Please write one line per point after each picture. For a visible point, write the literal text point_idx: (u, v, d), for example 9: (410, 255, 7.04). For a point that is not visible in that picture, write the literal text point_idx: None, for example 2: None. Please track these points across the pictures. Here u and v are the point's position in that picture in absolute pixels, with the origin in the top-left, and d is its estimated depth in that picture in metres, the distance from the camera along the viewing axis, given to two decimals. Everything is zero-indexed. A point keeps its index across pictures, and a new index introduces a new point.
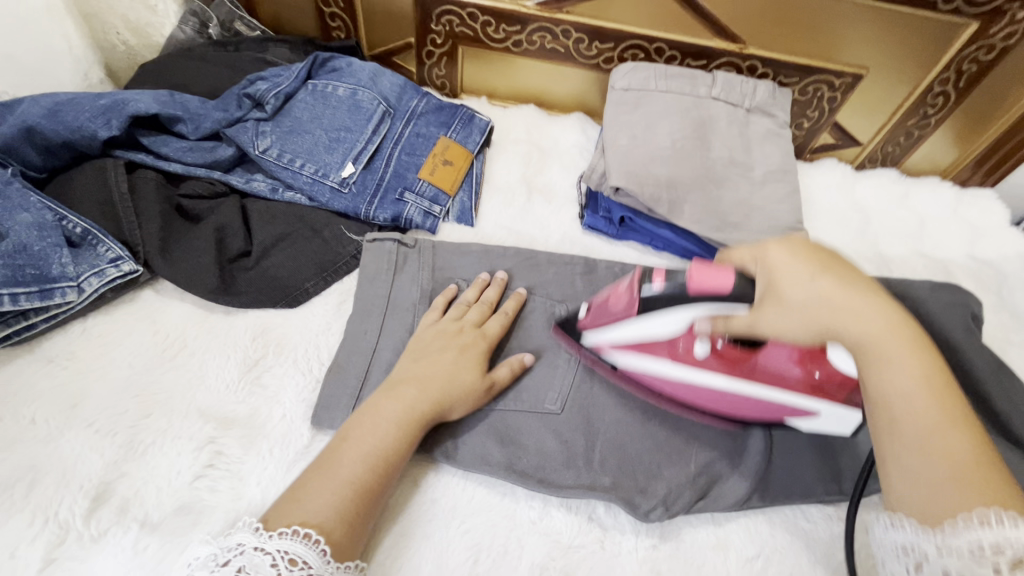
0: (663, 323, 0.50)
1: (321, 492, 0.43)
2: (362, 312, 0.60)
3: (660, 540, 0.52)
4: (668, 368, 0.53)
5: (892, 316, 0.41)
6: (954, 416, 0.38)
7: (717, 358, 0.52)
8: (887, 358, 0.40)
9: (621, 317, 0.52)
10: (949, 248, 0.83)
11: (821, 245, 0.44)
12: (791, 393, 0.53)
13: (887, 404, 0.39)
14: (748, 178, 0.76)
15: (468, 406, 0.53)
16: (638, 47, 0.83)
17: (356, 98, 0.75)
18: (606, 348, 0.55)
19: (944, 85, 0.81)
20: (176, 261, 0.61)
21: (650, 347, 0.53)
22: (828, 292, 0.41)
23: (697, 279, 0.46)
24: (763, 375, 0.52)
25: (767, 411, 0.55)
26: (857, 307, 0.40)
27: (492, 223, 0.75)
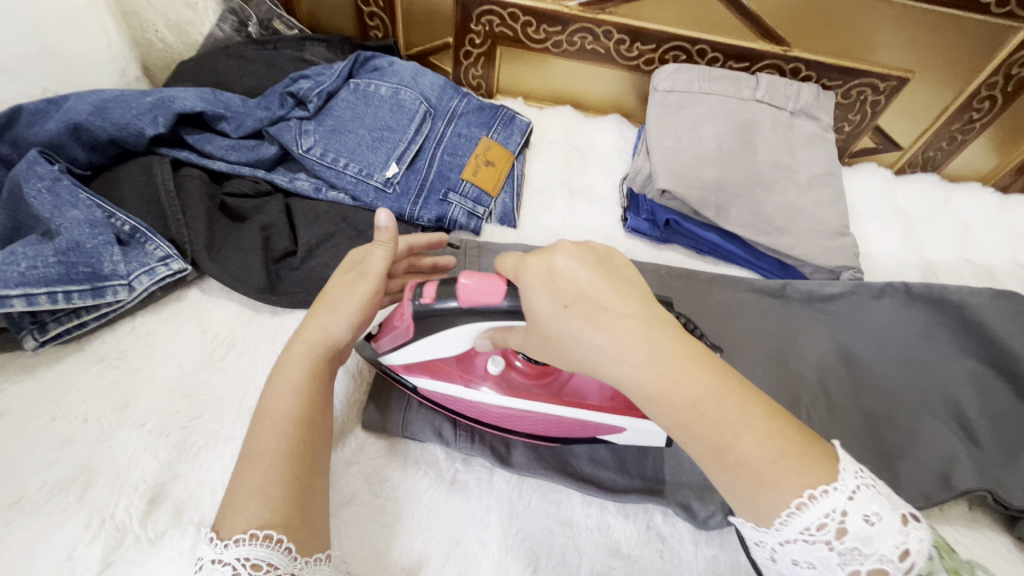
0: (446, 344, 0.46)
1: (253, 487, 0.38)
2: None
3: (721, 550, 0.50)
4: (468, 392, 0.49)
5: (652, 338, 0.36)
6: (731, 420, 0.34)
7: (515, 374, 0.50)
8: (648, 393, 0.35)
9: (400, 338, 0.47)
10: (995, 254, 0.82)
11: (588, 254, 0.40)
12: (589, 413, 0.48)
13: (682, 434, 0.35)
14: (794, 181, 0.75)
15: (352, 321, 0.47)
16: (680, 48, 0.82)
17: (398, 97, 0.75)
18: (404, 372, 0.51)
19: (991, 89, 0.80)
20: (223, 259, 0.61)
21: (443, 371, 0.50)
22: (576, 327, 0.36)
23: (468, 296, 0.42)
24: (565, 393, 0.49)
25: (571, 429, 0.50)
26: (617, 345, 0.36)
27: (534, 224, 0.74)
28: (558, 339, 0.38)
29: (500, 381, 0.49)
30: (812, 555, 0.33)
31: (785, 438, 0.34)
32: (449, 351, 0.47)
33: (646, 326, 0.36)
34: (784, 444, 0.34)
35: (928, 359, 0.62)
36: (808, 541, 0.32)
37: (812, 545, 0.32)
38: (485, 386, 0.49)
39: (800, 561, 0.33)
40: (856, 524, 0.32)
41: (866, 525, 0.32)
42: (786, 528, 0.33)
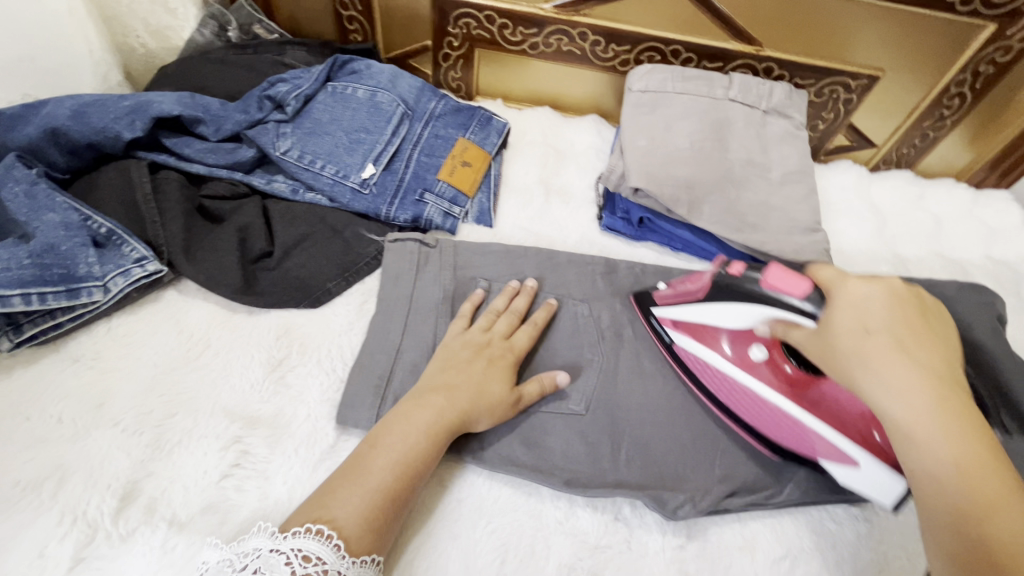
0: (727, 314, 0.53)
1: (351, 499, 0.44)
2: (384, 312, 0.60)
3: (687, 540, 0.51)
4: (722, 362, 0.57)
5: (944, 393, 0.38)
6: (999, 500, 0.35)
7: (774, 370, 0.55)
8: (918, 435, 0.37)
9: (686, 295, 0.57)
10: (966, 248, 0.83)
11: (904, 294, 0.42)
12: (833, 428, 0.51)
13: (930, 483, 0.37)
14: (766, 179, 0.76)
15: (493, 419, 0.52)
16: (655, 49, 0.84)
17: (375, 100, 0.76)
18: (670, 326, 0.60)
19: (960, 87, 0.82)
20: (200, 260, 0.61)
21: (703, 335, 0.58)
22: (872, 354, 0.40)
23: (770, 281, 0.48)
24: (824, 408, 0.53)
25: (806, 442, 0.53)
26: (886, 373, 0.39)
27: (511, 223, 0.75)
28: (839, 354, 0.42)
29: (754, 367, 0.55)
30: None
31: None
32: (721, 318, 0.55)
33: (938, 379, 0.38)
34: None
35: None
36: None
37: None
38: (727, 354, 0.57)
39: None
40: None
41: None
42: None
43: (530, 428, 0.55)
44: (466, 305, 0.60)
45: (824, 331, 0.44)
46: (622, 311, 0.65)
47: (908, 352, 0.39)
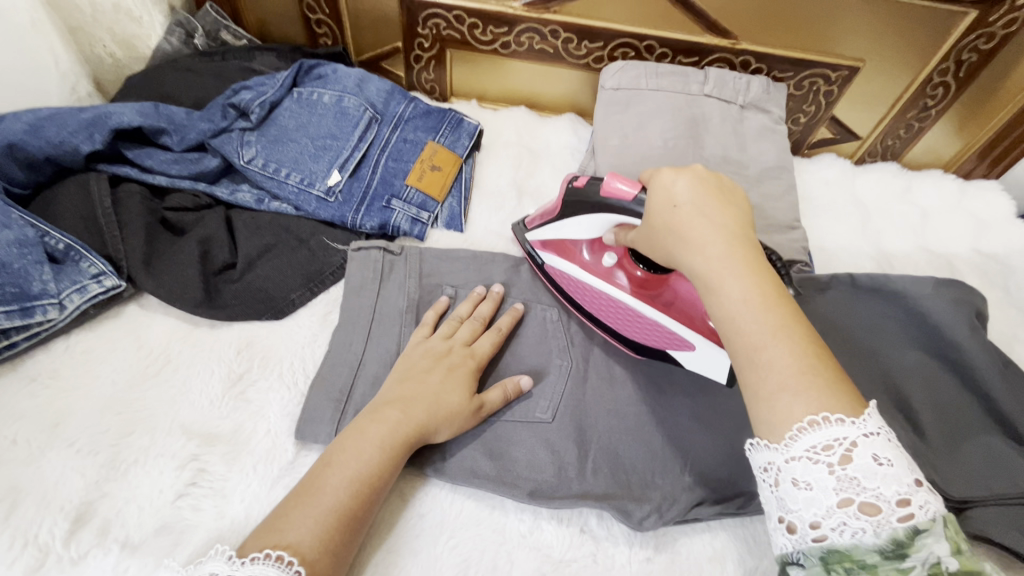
0: (584, 226, 0.58)
1: (305, 519, 0.42)
2: (348, 323, 0.59)
3: (655, 552, 0.50)
4: (583, 273, 0.61)
5: (739, 246, 0.41)
6: (777, 330, 0.37)
7: (625, 275, 0.59)
8: (721, 281, 0.40)
9: (547, 215, 0.62)
10: (953, 242, 0.81)
11: (707, 176, 0.46)
12: (674, 319, 0.56)
13: (725, 325, 0.40)
14: (743, 176, 0.74)
15: (453, 429, 0.51)
16: (629, 45, 0.82)
17: (342, 105, 0.75)
18: (540, 248, 0.64)
19: (944, 76, 0.79)
20: (160, 274, 0.60)
21: (567, 251, 0.62)
22: (677, 222, 0.43)
23: (607, 189, 0.52)
24: (672, 308, 0.57)
25: (652, 334, 0.57)
26: (685, 231, 0.43)
27: (482, 227, 0.73)
28: (658, 231, 0.45)
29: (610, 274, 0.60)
30: (812, 475, 0.34)
31: (815, 376, 0.36)
32: (575, 231, 0.59)
33: (728, 236, 0.42)
34: (810, 375, 0.36)
35: (874, 352, 0.61)
36: (812, 460, 0.34)
37: (813, 464, 0.34)
38: (589, 265, 0.61)
39: (800, 481, 0.34)
40: (863, 459, 0.33)
41: (874, 464, 0.33)
42: (792, 445, 0.34)
43: (492, 437, 0.54)
44: (430, 313, 0.60)
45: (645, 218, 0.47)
46: None
47: (708, 216, 0.43)
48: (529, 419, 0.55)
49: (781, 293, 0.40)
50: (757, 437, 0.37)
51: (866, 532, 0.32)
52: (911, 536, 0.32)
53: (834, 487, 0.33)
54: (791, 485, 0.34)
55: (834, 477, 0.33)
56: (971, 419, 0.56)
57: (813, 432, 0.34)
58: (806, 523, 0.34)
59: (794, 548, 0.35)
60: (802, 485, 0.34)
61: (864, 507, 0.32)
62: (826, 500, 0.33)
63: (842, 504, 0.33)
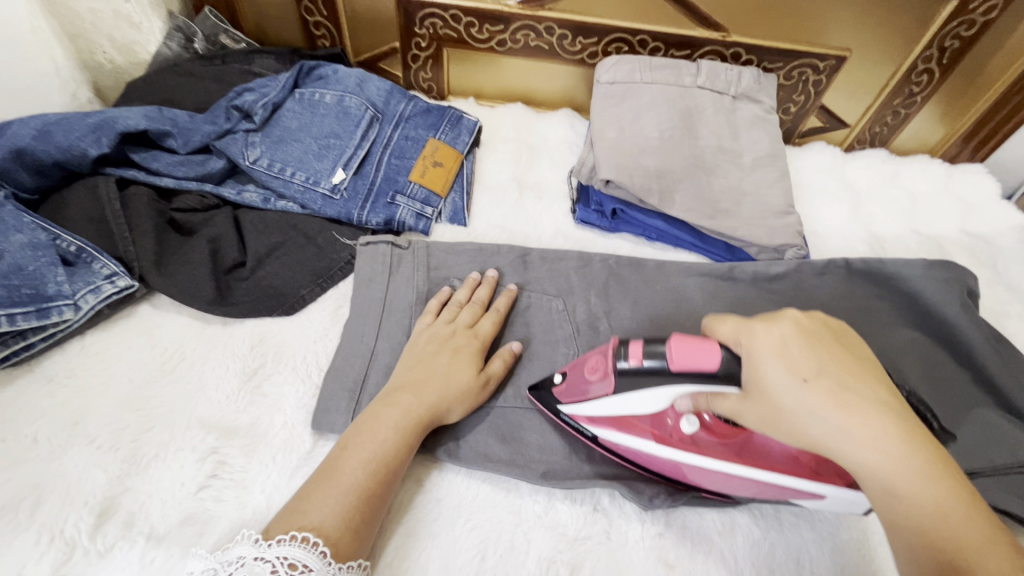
0: (647, 403, 0.46)
1: (327, 502, 0.43)
2: (358, 315, 0.61)
3: (666, 527, 0.52)
4: (656, 449, 0.49)
5: (900, 424, 0.37)
6: (973, 523, 0.35)
7: (707, 435, 0.48)
8: (898, 481, 0.36)
9: (591, 388, 0.49)
10: (942, 224, 0.83)
11: (813, 326, 0.41)
12: (788, 476, 0.46)
13: (912, 529, 0.36)
14: (737, 164, 0.76)
15: (465, 407, 0.53)
16: (622, 40, 0.83)
17: (344, 105, 0.76)
18: (587, 424, 0.52)
19: (927, 63, 0.82)
20: (171, 274, 0.61)
21: (627, 425, 0.49)
22: (828, 404, 0.37)
23: (679, 360, 0.43)
24: (763, 455, 0.48)
25: (766, 491, 0.49)
26: (850, 416, 0.37)
27: (485, 221, 0.75)
28: (789, 414, 0.38)
29: (690, 440, 0.48)
30: None
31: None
32: (636, 407, 0.47)
33: (882, 416, 0.37)
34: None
35: (870, 330, 0.63)
36: None
37: None
38: (666, 442, 0.49)
39: None
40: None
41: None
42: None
43: (503, 422, 0.56)
44: (432, 301, 0.61)
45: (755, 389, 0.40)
46: (598, 305, 0.66)
47: (854, 388, 0.38)
48: (538, 404, 0.57)
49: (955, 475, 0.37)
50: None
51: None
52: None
53: None
54: None
55: None
56: (964, 392, 0.59)
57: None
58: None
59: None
60: None
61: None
62: None
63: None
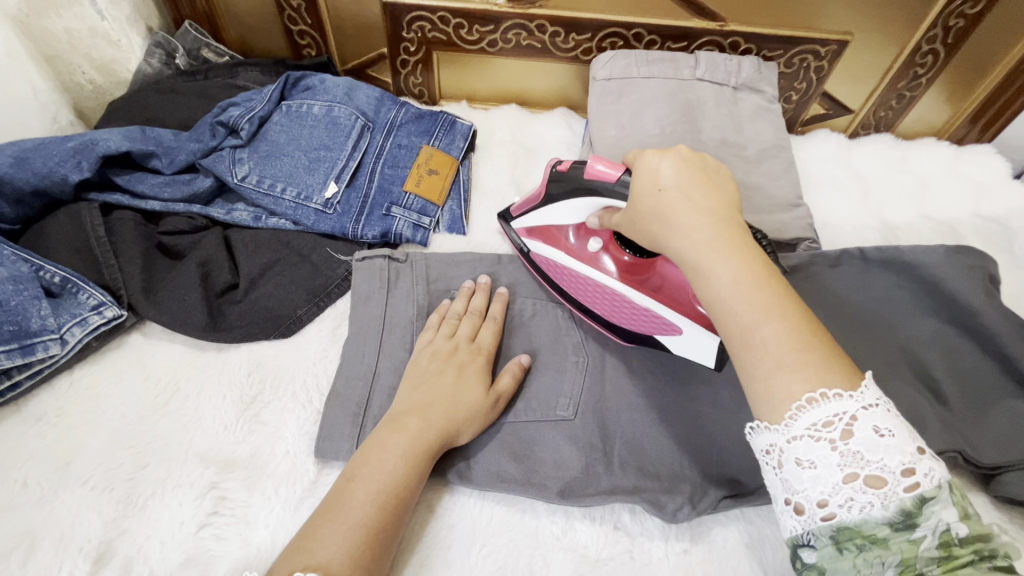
0: (568, 212, 0.58)
1: (334, 538, 0.41)
2: (358, 335, 0.58)
3: (692, 544, 0.49)
4: (569, 259, 0.61)
5: (722, 228, 0.40)
6: (767, 307, 0.36)
7: (612, 259, 0.59)
8: (705, 265, 0.39)
9: (531, 202, 0.62)
10: (954, 208, 0.81)
11: (691, 157, 0.45)
12: (662, 303, 0.55)
13: (715, 308, 0.39)
14: (742, 157, 0.74)
15: (476, 428, 0.51)
16: (617, 35, 0.81)
17: (333, 115, 0.73)
18: (525, 236, 0.64)
19: (932, 43, 0.79)
20: (161, 300, 0.59)
21: (552, 238, 0.62)
22: (663, 206, 0.42)
23: (592, 172, 0.52)
24: (662, 293, 0.56)
25: (642, 323, 0.56)
26: (673, 218, 0.41)
27: (485, 227, 0.72)
28: (645, 217, 0.44)
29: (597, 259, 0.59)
30: (816, 454, 0.33)
31: (810, 352, 0.35)
32: (562, 216, 0.59)
33: (710, 214, 0.40)
34: (809, 354, 0.35)
35: (890, 324, 0.60)
36: (814, 439, 0.33)
37: (817, 443, 0.33)
38: (575, 257, 0.61)
39: (804, 461, 0.33)
40: (864, 431, 0.32)
41: (874, 434, 0.32)
42: (793, 423, 0.34)
43: (515, 438, 0.53)
44: (432, 316, 0.59)
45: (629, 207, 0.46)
46: None
47: (694, 198, 0.41)
48: (551, 417, 0.54)
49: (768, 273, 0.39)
50: (755, 419, 0.37)
51: (873, 505, 0.32)
52: (918, 505, 0.32)
53: (839, 464, 0.32)
54: (796, 466, 0.34)
55: (838, 453, 0.33)
56: (993, 384, 0.56)
57: (806, 408, 0.33)
58: (812, 501, 0.33)
59: (804, 529, 0.34)
60: (806, 465, 0.33)
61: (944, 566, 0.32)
62: (832, 476, 0.32)
63: (847, 480, 0.32)
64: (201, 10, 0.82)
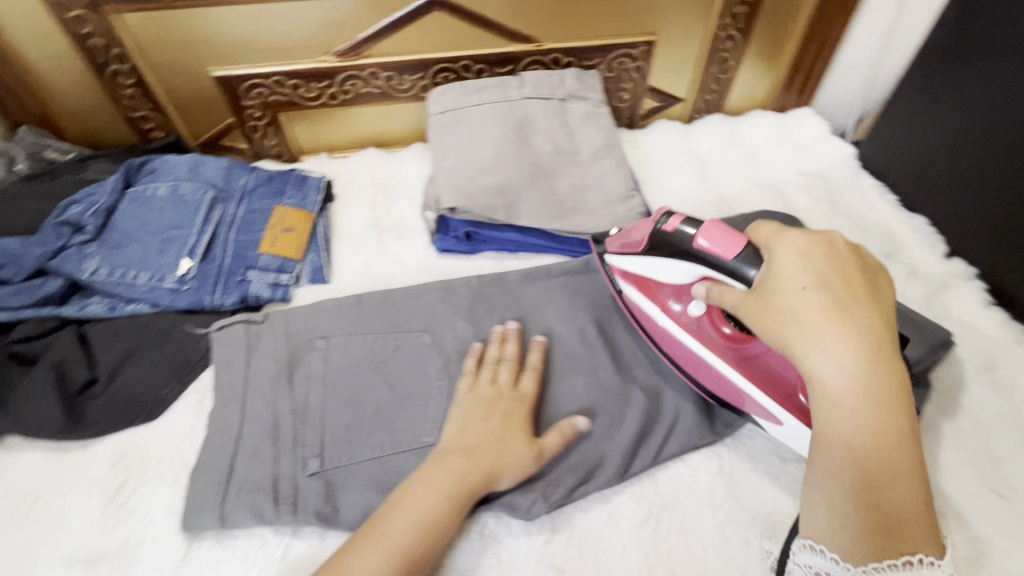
0: (666, 266, 0.57)
1: (372, 557, 0.45)
2: (221, 403, 0.60)
3: (553, 533, 0.53)
4: (663, 317, 0.61)
5: (875, 362, 0.41)
6: (900, 473, 0.39)
7: (714, 328, 0.59)
8: (847, 405, 0.40)
9: (630, 246, 0.60)
10: (781, 171, 0.89)
11: (844, 249, 0.46)
12: (763, 388, 0.55)
13: (845, 455, 0.40)
14: (576, 161, 0.80)
15: (515, 478, 0.52)
16: (448, 70, 0.86)
17: (179, 193, 0.75)
18: (620, 277, 0.65)
19: (727, 30, 0.88)
20: (15, 411, 0.59)
21: (650, 290, 0.62)
22: (813, 319, 0.42)
23: (708, 240, 0.52)
24: (755, 368, 0.56)
25: (733, 395, 0.57)
26: (821, 327, 0.42)
27: (348, 273, 0.75)
28: (775, 312, 0.44)
29: (693, 323, 0.59)
30: None
31: (916, 518, 0.39)
32: (660, 273, 0.58)
33: (864, 348, 0.41)
34: (907, 525, 0.38)
35: None
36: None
37: None
38: (677, 315, 0.60)
39: None
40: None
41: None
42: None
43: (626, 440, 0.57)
44: (468, 360, 0.61)
45: (767, 284, 0.46)
46: (466, 329, 0.67)
47: (847, 310, 0.42)
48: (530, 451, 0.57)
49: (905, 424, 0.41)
50: (815, 543, 0.42)
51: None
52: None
53: None
54: None
55: None
56: None
57: (898, 568, 0.38)
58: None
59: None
60: None
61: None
62: None
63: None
64: (35, 113, 0.83)
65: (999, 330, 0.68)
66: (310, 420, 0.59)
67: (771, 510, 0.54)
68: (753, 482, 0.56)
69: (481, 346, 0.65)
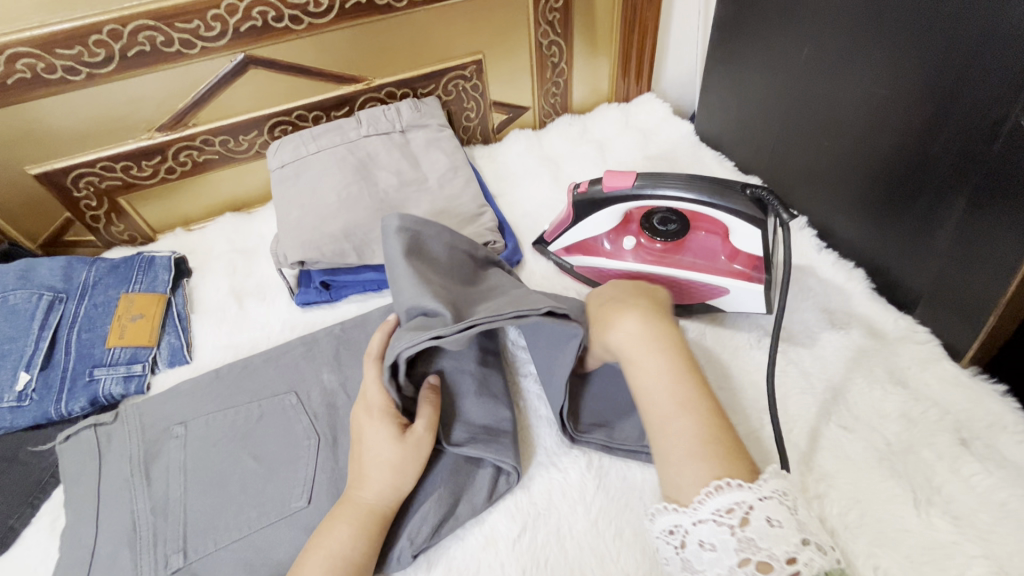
0: (595, 221, 0.69)
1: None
2: (73, 518, 0.56)
3: (429, 570, 0.52)
4: (610, 259, 0.70)
5: (650, 323, 0.51)
6: (682, 404, 0.46)
7: (648, 249, 0.69)
8: (635, 361, 0.49)
9: (562, 222, 0.72)
10: (629, 157, 0.93)
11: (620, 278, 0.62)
12: (706, 273, 0.65)
13: (643, 399, 0.48)
14: (424, 190, 0.80)
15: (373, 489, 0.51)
16: (284, 122, 0.85)
17: (9, 304, 0.71)
18: (565, 255, 0.74)
19: (548, 37, 0.91)
20: None
21: (592, 249, 0.72)
22: (602, 311, 0.55)
23: (609, 183, 0.64)
24: (696, 262, 0.66)
25: (691, 291, 0.67)
26: (610, 312, 0.54)
27: (210, 348, 0.73)
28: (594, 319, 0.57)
29: (633, 252, 0.69)
30: (716, 537, 0.39)
31: (713, 442, 0.44)
32: (589, 230, 0.70)
33: (639, 316, 0.52)
34: (709, 452, 0.43)
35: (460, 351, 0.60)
36: (717, 523, 0.39)
37: (718, 527, 0.39)
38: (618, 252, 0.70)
39: (705, 543, 0.40)
40: (760, 521, 0.38)
41: (768, 525, 0.38)
42: (700, 508, 0.40)
43: (493, 322, 0.50)
44: (371, 368, 0.56)
45: None
46: (331, 380, 0.65)
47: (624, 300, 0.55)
48: (424, 327, 0.51)
49: (683, 368, 0.48)
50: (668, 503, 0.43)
51: None
52: None
53: (735, 549, 0.38)
54: (698, 547, 0.40)
55: (736, 539, 0.38)
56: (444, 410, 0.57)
57: (714, 495, 0.40)
58: None
59: None
60: (708, 547, 0.39)
61: (759, 566, 0.37)
62: (728, 559, 0.38)
63: (741, 564, 0.38)
64: None
65: (831, 270, 0.72)
66: (171, 513, 0.56)
67: (638, 495, 0.55)
68: (621, 469, 0.57)
69: (349, 397, 0.64)
